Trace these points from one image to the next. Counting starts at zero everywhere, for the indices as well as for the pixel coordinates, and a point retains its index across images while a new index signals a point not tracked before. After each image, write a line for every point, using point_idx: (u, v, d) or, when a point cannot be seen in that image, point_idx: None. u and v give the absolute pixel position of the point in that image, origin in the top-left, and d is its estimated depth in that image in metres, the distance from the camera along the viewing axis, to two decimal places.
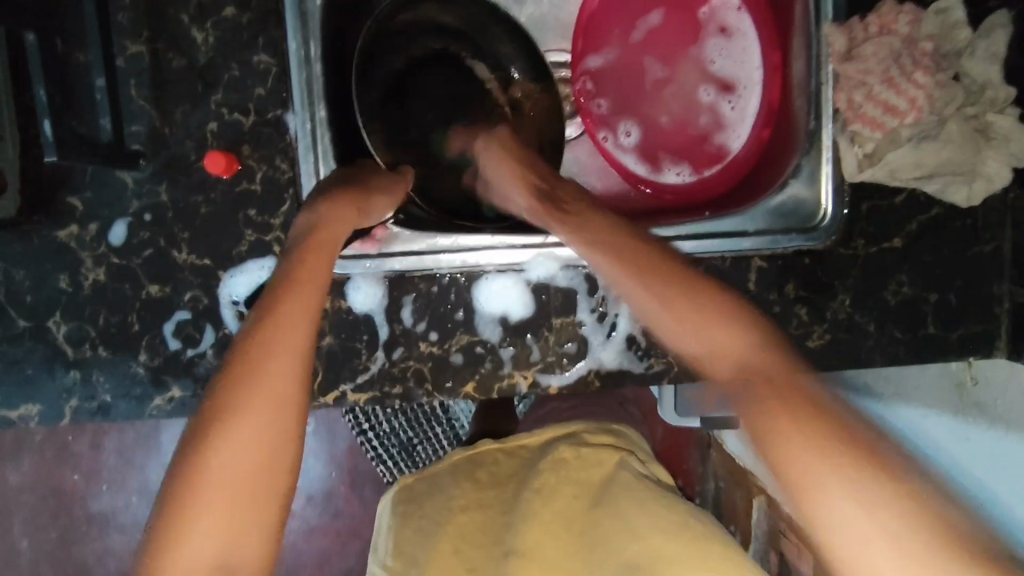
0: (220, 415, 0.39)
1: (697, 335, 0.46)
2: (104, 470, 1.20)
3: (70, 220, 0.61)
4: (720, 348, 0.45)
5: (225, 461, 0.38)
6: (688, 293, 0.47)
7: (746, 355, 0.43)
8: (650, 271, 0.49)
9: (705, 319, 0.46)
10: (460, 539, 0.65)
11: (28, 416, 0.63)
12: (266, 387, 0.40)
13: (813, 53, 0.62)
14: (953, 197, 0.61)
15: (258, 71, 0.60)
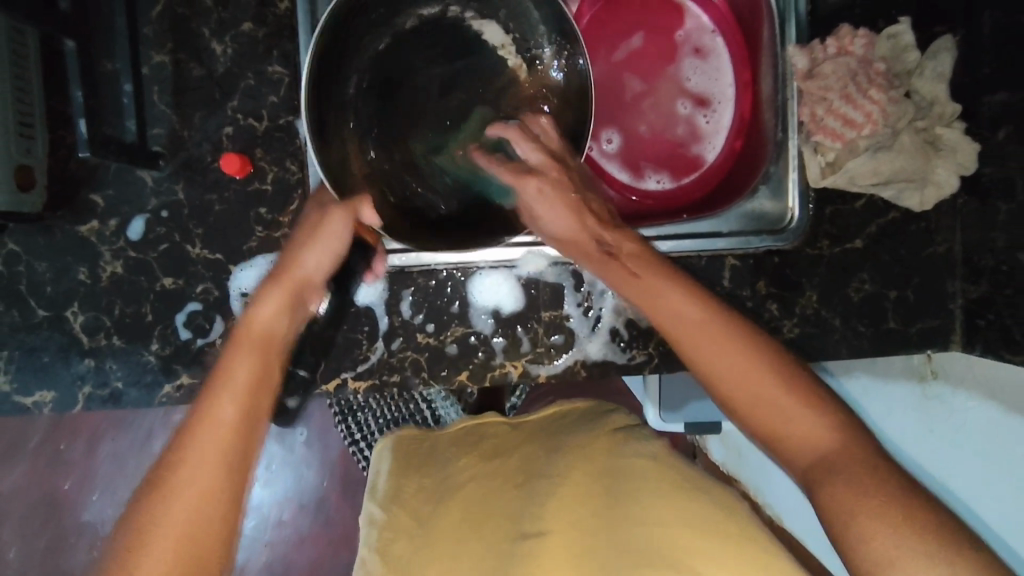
0: (178, 464, 0.43)
1: (746, 392, 0.48)
2: (98, 477, 1.16)
3: (91, 216, 0.65)
4: (785, 421, 0.47)
5: (176, 499, 0.42)
6: (728, 349, 0.49)
7: (812, 435, 0.46)
8: (693, 316, 0.51)
9: (756, 383, 0.48)
10: (469, 515, 0.64)
11: (42, 403, 0.66)
12: (222, 442, 0.44)
13: (779, 72, 0.68)
14: (908, 201, 0.67)
15: (272, 80, 0.65)
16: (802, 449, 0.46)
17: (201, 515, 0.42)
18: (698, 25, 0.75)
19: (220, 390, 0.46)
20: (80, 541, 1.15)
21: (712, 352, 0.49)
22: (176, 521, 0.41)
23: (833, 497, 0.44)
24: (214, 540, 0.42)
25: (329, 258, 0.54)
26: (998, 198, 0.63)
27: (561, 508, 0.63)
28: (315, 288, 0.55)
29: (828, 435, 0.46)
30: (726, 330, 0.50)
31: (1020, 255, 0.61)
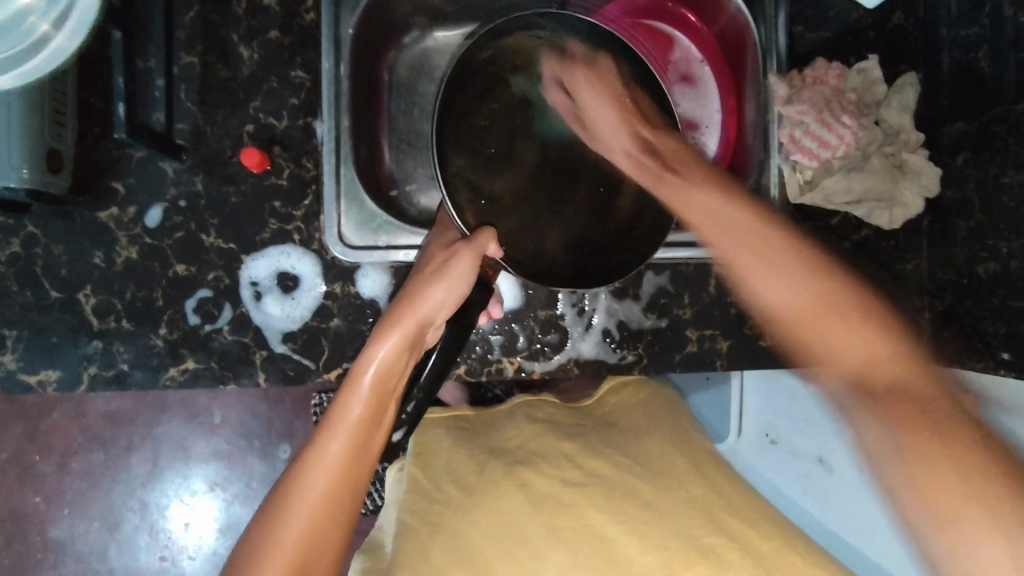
0: (301, 490, 0.51)
1: (818, 335, 0.50)
2: (70, 492, 1.05)
3: (111, 202, 0.68)
4: (868, 354, 0.48)
5: (283, 538, 0.50)
6: (845, 330, 0.49)
7: (892, 360, 0.47)
8: (792, 270, 0.53)
9: (829, 327, 0.50)
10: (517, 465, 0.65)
11: (47, 382, 0.67)
12: (335, 478, 0.52)
13: (761, 98, 0.74)
14: (878, 220, 0.72)
15: (294, 84, 0.70)
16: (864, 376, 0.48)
17: (309, 550, 0.51)
18: (687, 55, 0.81)
19: (336, 429, 0.52)
20: (48, 557, 1.05)
21: (783, 279, 0.53)
22: (293, 542, 0.50)
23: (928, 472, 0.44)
24: (325, 552, 0.51)
25: (450, 301, 0.55)
26: (957, 218, 0.69)
27: (539, 441, 0.66)
28: (435, 328, 0.55)
29: (897, 367, 0.47)
30: (848, 315, 0.50)
31: (978, 268, 0.67)
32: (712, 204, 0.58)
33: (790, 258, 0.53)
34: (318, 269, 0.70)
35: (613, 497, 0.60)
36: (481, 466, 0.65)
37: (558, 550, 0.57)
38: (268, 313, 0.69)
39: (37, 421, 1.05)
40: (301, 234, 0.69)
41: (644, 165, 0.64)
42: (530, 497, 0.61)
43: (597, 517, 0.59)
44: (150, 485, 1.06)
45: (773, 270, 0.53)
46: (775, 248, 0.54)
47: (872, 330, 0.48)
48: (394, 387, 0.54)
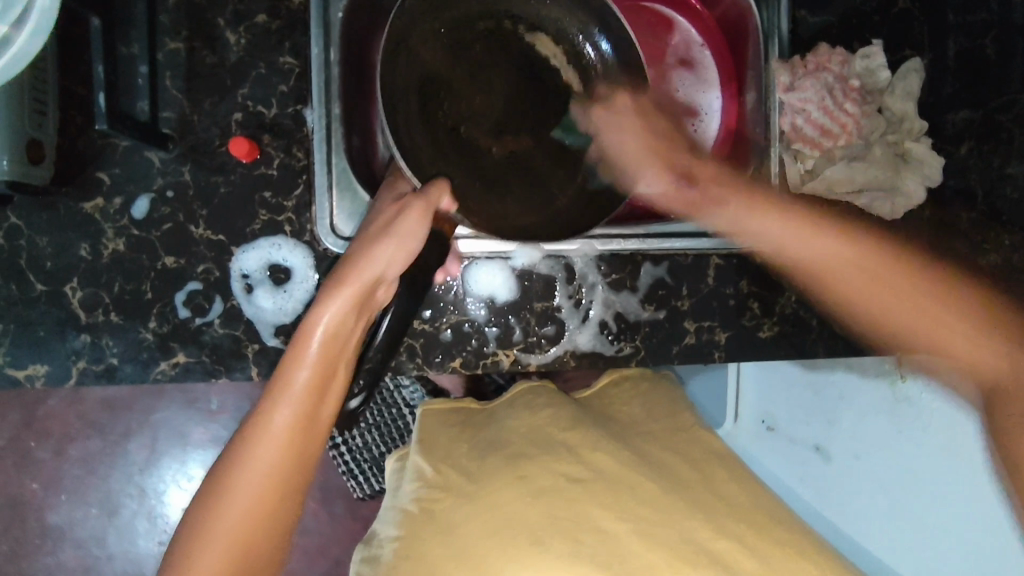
0: (243, 459, 0.49)
1: (874, 299, 0.61)
2: (67, 479, 1.05)
3: (96, 192, 0.66)
4: (962, 340, 0.58)
5: (222, 519, 0.49)
6: (904, 283, 0.61)
7: (997, 352, 0.57)
8: (846, 250, 0.64)
9: (943, 328, 0.59)
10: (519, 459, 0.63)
11: (35, 376, 0.65)
12: (279, 447, 0.50)
13: (762, 85, 0.72)
14: (878, 210, 0.70)
15: (282, 71, 0.68)
16: (970, 368, 0.58)
17: (258, 519, 0.50)
18: (687, 40, 0.79)
19: (283, 394, 0.50)
20: (47, 543, 1.05)
21: (876, 301, 0.62)
22: (240, 509, 0.49)
23: (1007, 417, 0.55)
24: (275, 520, 0.51)
25: (398, 258, 0.53)
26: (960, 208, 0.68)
27: (538, 428, 0.65)
28: (386, 286, 0.54)
29: (1004, 363, 0.56)
30: (903, 288, 0.61)
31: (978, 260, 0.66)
32: (770, 232, 0.66)
33: (906, 280, 0.61)
34: (310, 262, 0.69)
35: (619, 495, 0.61)
36: (480, 457, 0.65)
37: (558, 541, 0.57)
38: (259, 306, 0.68)
39: (33, 408, 1.04)
40: (292, 226, 0.68)
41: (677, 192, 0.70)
42: (530, 488, 0.60)
43: (597, 512, 0.60)
44: (148, 471, 1.06)
45: (853, 263, 0.63)
46: (852, 266, 0.63)
47: (916, 285, 0.61)
48: (343, 352, 0.52)
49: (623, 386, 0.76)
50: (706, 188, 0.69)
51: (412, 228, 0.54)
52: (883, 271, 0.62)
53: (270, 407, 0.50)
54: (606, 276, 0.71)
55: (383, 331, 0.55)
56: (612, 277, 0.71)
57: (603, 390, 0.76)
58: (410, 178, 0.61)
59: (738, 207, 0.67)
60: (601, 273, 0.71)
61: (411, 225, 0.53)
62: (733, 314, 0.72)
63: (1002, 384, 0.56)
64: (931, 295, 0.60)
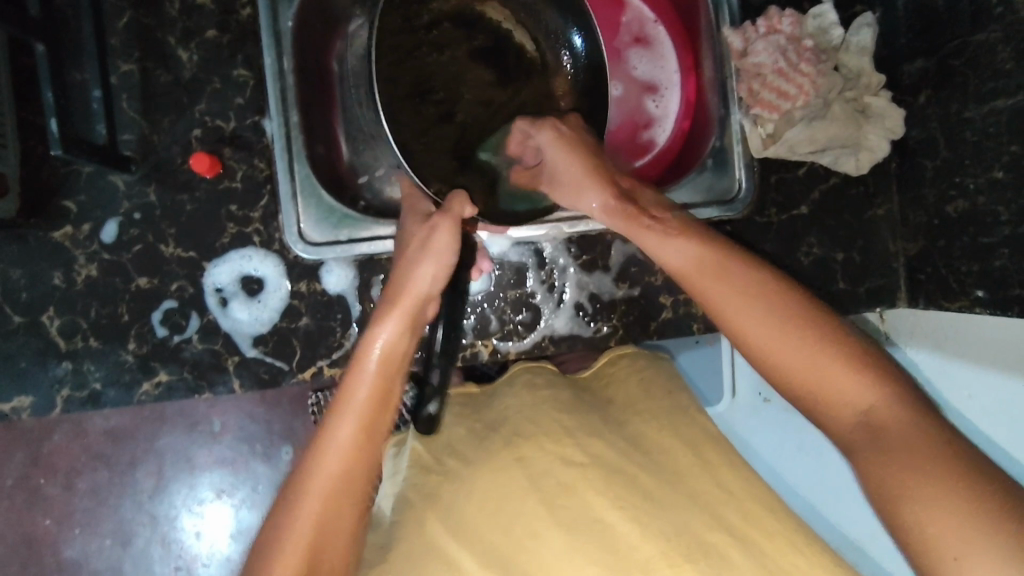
0: (315, 472, 0.52)
1: (780, 345, 0.51)
2: (78, 512, 1.05)
3: (64, 221, 0.67)
4: (843, 384, 0.49)
5: (297, 531, 0.50)
6: (761, 308, 0.52)
7: (865, 394, 0.48)
8: (724, 287, 0.54)
9: (824, 369, 0.49)
10: (515, 439, 0.61)
11: (20, 408, 0.66)
12: (349, 457, 0.52)
13: (717, 53, 0.73)
14: (844, 167, 0.71)
15: (237, 83, 0.69)
16: (847, 412, 0.49)
17: (332, 529, 0.51)
18: (640, 17, 0.79)
19: (345, 409, 0.54)
20: None
21: (771, 339, 0.51)
22: (308, 522, 0.50)
23: (881, 468, 0.46)
24: (339, 535, 0.51)
25: (439, 275, 0.58)
26: (924, 157, 0.68)
27: (536, 410, 0.63)
28: (430, 304, 0.59)
29: (875, 396, 0.48)
30: (784, 321, 0.51)
31: (947, 207, 0.66)
32: (674, 249, 0.57)
33: (756, 296, 0.53)
34: (282, 270, 0.69)
35: (616, 483, 0.58)
36: (479, 440, 0.63)
37: (553, 528, 0.56)
38: (235, 318, 0.68)
39: (37, 445, 1.04)
40: (261, 236, 0.69)
41: (611, 206, 0.62)
42: (528, 472, 0.59)
43: (594, 498, 0.57)
44: (158, 497, 1.07)
45: (718, 282, 0.54)
46: (724, 277, 0.54)
47: (789, 331, 0.51)
48: (398, 368, 0.56)
49: (621, 364, 0.71)
50: (644, 206, 0.61)
51: (447, 239, 0.58)
52: (729, 286, 0.54)
53: (335, 419, 0.53)
54: (577, 258, 0.72)
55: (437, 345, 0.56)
56: (583, 259, 0.72)
57: (601, 369, 0.71)
58: (427, 198, 0.65)
59: (639, 224, 0.60)
60: (571, 255, 0.72)
61: (447, 237, 0.58)
62: None
63: (881, 425, 0.47)
64: (835, 343, 0.50)
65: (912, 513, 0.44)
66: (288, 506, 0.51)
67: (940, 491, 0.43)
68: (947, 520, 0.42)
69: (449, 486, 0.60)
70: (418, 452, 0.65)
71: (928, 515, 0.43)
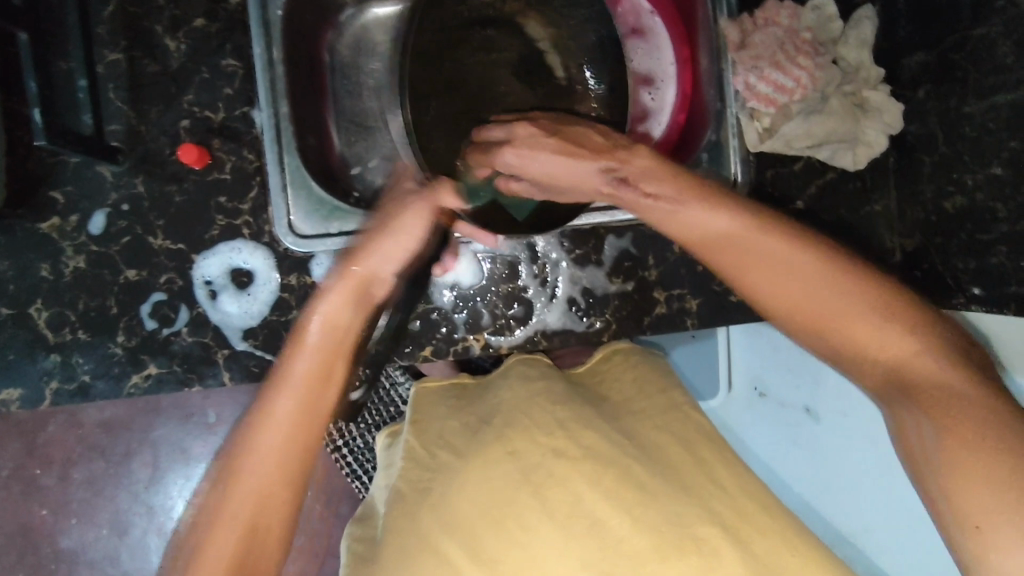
0: (249, 450, 0.52)
1: (815, 305, 0.51)
2: (73, 501, 1.05)
3: (52, 212, 0.66)
4: (889, 351, 0.49)
5: (233, 506, 0.51)
6: (803, 268, 0.51)
7: (895, 342, 0.49)
8: (750, 235, 0.53)
9: (853, 324, 0.50)
10: (506, 430, 0.61)
11: (9, 401, 0.65)
12: (283, 433, 0.53)
13: (713, 45, 0.72)
14: (841, 161, 0.70)
15: (226, 73, 0.68)
16: (884, 373, 0.49)
17: (264, 502, 0.52)
18: (636, 8, 0.77)
19: (281, 385, 0.54)
20: (59, 567, 1.05)
21: (823, 298, 0.51)
22: (243, 500, 0.51)
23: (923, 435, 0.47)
24: (274, 511, 0.52)
25: (398, 254, 0.58)
26: (923, 152, 0.67)
27: (530, 402, 0.63)
28: (384, 280, 0.58)
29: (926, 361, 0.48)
30: (843, 281, 0.51)
31: (944, 204, 0.65)
32: (691, 221, 0.55)
33: (789, 256, 0.52)
34: (271, 263, 0.68)
35: (610, 476, 0.57)
36: (472, 434, 0.63)
37: (546, 523, 0.55)
38: (225, 311, 0.67)
39: (32, 436, 1.04)
40: (250, 228, 0.68)
41: (608, 192, 0.58)
42: (520, 464, 0.59)
43: (585, 491, 0.56)
44: (153, 487, 1.07)
45: (772, 244, 0.53)
46: (748, 241, 0.53)
47: (840, 285, 0.51)
48: (343, 341, 0.56)
49: (616, 361, 0.72)
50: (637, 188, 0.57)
51: (414, 221, 0.58)
52: (768, 246, 0.53)
53: (269, 396, 0.54)
54: (570, 252, 0.71)
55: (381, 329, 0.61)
56: (576, 253, 0.71)
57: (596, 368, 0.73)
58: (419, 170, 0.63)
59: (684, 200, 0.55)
60: (565, 249, 0.71)
61: (411, 218, 0.58)
62: (702, 280, 0.71)
63: (911, 372, 0.48)
64: (876, 301, 0.50)
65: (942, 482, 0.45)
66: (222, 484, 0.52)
67: (974, 467, 0.44)
68: (980, 488, 0.43)
69: (443, 476, 0.60)
70: (411, 445, 0.65)
71: (962, 487, 0.44)
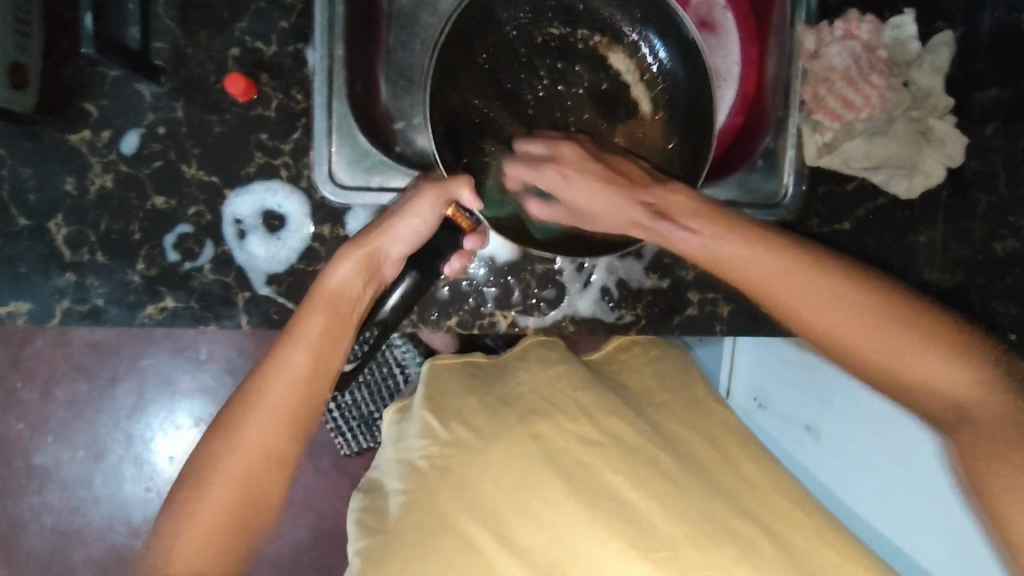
0: (252, 405, 0.50)
1: (865, 333, 0.50)
2: (52, 421, 1.03)
3: (83, 125, 0.63)
4: (936, 371, 0.49)
5: (231, 459, 0.49)
6: (840, 296, 0.51)
7: (959, 378, 0.49)
8: (774, 263, 0.52)
9: (903, 357, 0.50)
10: (528, 411, 0.62)
11: (16, 314, 0.63)
12: (289, 390, 0.51)
13: (785, 51, 0.70)
14: (896, 188, 0.69)
15: (285, 5, 0.65)
16: (939, 397, 0.50)
17: (264, 460, 0.50)
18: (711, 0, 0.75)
19: (291, 340, 0.52)
20: (31, 483, 1.03)
21: (874, 332, 0.50)
22: (236, 479, 0.49)
23: (966, 449, 0.49)
24: (274, 474, 0.50)
25: (408, 236, 0.55)
26: (980, 191, 0.66)
27: (553, 388, 0.62)
28: (392, 261, 0.56)
29: (963, 380, 0.49)
30: (887, 315, 0.50)
31: (993, 245, 0.65)
32: (744, 253, 0.52)
33: (845, 287, 0.51)
34: (306, 209, 0.66)
35: (630, 460, 0.59)
36: (492, 414, 0.62)
37: (575, 505, 0.56)
38: (251, 253, 0.65)
39: (19, 349, 1.02)
40: (289, 171, 0.65)
41: (642, 226, 0.55)
42: (545, 448, 0.59)
43: (618, 480, 0.58)
44: (135, 417, 1.04)
45: (809, 277, 0.51)
46: (800, 272, 0.51)
47: (878, 309, 0.50)
48: (351, 308, 0.54)
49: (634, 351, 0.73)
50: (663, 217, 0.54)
51: (427, 209, 0.54)
52: (819, 278, 0.51)
53: (277, 356, 0.52)
54: None
55: (392, 302, 0.58)
56: None
57: (615, 355, 0.73)
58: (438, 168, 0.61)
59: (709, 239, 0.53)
60: None
61: (426, 206, 0.54)
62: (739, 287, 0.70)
63: (972, 413, 0.49)
64: (922, 330, 0.50)
65: (992, 501, 0.48)
66: (220, 434, 0.50)
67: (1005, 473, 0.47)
68: (1012, 494, 0.47)
69: (466, 454, 0.59)
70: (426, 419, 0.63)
71: (1012, 501, 0.47)
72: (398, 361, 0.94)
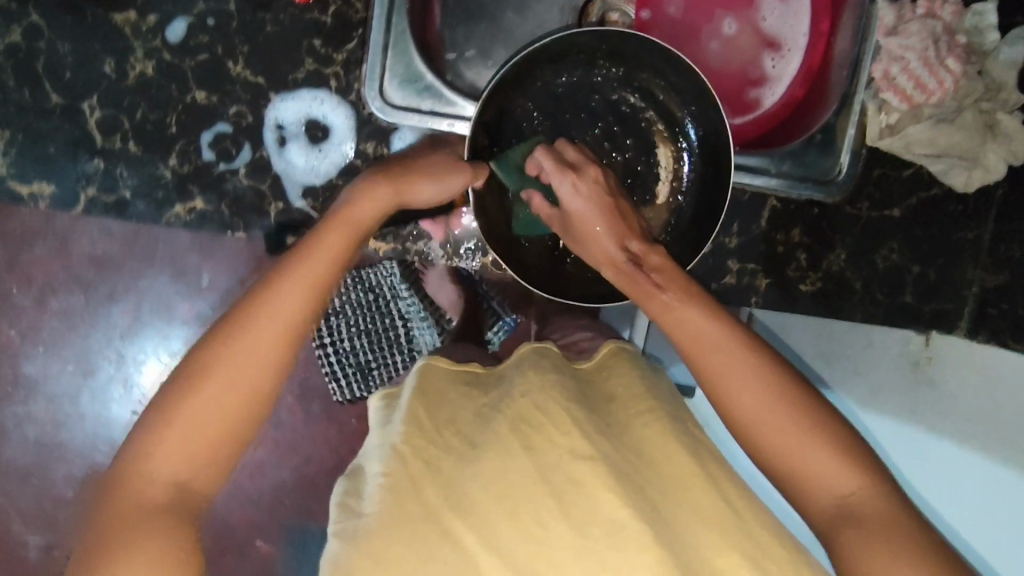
0: (257, 311, 0.44)
1: (788, 436, 0.44)
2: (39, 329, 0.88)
3: (129, 6, 0.60)
4: (823, 471, 0.43)
5: (225, 366, 0.43)
6: (753, 372, 0.45)
7: (842, 478, 0.43)
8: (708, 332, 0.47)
9: (810, 453, 0.44)
10: (520, 420, 0.47)
11: (39, 195, 0.62)
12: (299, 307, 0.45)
13: (860, 24, 0.65)
14: (953, 179, 0.68)
15: None
16: (824, 499, 0.43)
17: (259, 373, 0.44)
18: None
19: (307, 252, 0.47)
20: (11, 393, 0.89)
21: (779, 422, 0.44)
22: (224, 389, 0.43)
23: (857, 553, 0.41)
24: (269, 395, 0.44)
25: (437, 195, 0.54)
26: None
27: (546, 393, 0.48)
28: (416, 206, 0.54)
29: (858, 485, 0.43)
30: (781, 396, 0.45)
31: None
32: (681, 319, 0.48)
33: (734, 351, 0.46)
34: (351, 124, 0.64)
35: (623, 479, 0.44)
36: (484, 421, 0.49)
37: (564, 534, 0.43)
38: (290, 162, 0.63)
39: None
40: (339, 81, 0.63)
41: (619, 271, 0.53)
42: (537, 464, 0.45)
43: (609, 501, 0.43)
44: (127, 338, 0.87)
45: (684, 325, 0.48)
46: (707, 341, 0.47)
47: (795, 407, 0.44)
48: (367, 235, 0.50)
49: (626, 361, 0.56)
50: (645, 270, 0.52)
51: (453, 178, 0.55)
52: (745, 357, 0.46)
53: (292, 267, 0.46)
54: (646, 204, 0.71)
55: None
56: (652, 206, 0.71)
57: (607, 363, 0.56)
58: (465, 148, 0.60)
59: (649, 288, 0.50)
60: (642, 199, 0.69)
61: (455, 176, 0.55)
62: (779, 261, 0.71)
63: (857, 511, 0.42)
64: (809, 413, 0.44)
65: None
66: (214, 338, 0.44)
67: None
68: None
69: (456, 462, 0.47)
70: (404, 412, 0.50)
71: None
72: (400, 314, 0.85)
